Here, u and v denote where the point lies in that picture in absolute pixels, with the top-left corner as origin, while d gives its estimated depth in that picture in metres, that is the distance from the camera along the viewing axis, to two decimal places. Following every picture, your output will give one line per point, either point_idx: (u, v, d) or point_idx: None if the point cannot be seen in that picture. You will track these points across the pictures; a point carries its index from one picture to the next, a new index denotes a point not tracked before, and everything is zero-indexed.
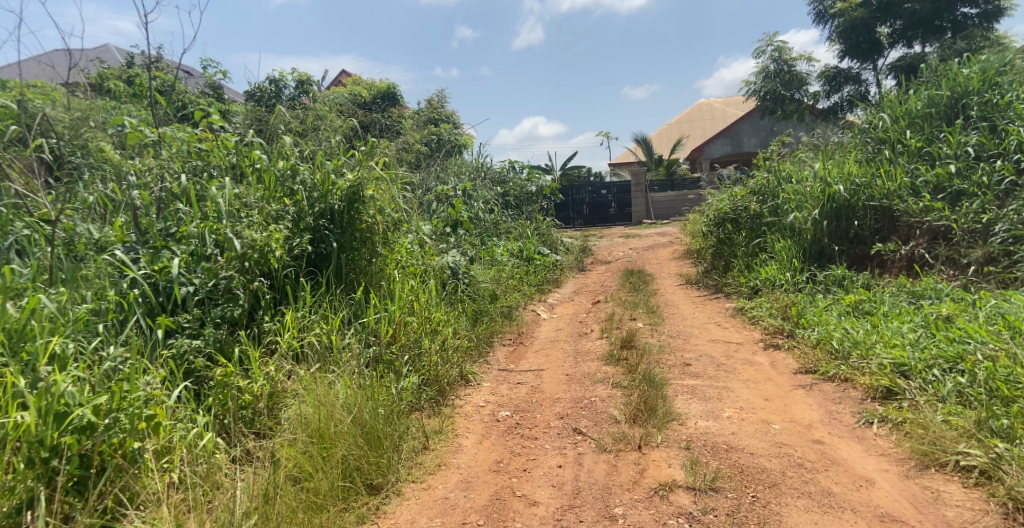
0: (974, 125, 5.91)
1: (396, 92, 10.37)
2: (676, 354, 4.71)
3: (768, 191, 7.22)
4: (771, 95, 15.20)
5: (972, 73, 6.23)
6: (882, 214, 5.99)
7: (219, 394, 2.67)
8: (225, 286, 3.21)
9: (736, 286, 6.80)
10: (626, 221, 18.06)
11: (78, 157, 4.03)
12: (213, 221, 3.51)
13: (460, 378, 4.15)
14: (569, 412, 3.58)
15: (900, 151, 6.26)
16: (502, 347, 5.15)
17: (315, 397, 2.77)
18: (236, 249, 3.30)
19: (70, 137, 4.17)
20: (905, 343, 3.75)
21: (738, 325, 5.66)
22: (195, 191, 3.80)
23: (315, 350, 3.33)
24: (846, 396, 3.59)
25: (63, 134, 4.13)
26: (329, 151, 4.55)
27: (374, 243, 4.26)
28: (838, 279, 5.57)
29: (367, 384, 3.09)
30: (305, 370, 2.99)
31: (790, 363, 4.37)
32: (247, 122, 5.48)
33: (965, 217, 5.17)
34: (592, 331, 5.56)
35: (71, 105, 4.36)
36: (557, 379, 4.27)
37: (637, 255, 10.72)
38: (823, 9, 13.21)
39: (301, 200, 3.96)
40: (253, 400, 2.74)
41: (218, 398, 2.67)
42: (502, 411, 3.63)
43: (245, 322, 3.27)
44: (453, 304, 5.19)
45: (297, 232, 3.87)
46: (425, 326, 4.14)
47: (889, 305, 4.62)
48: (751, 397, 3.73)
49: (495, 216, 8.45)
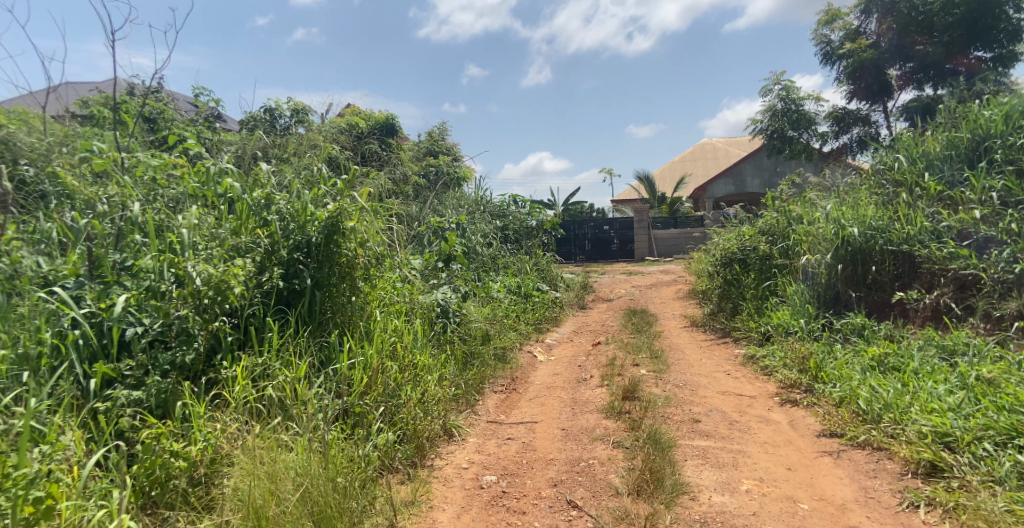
0: (999, 169, 5.54)
1: (396, 123, 10.15)
2: (685, 408, 4.26)
3: (779, 232, 6.84)
4: (778, 133, 14.99)
5: (994, 113, 5.88)
6: (902, 259, 5.58)
7: (145, 462, 2.29)
8: (179, 327, 2.83)
9: (745, 331, 6.38)
10: (629, 257, 17.72)
11: (47, 185, 3.46)
12: (174, 253, 3.11)
13: (442, 432, 3.71)
14: (565, 477, 3.14)
15: (918, 194, 5.89)
16: (493, 395, 4.69)
17: (258, 467, 2.39)
18: (193, 285, 2.91)
19: (43, 165, 3.60)
20: (945, 408, 3.32)
21: (750, 375, 5.21)
22: (157, 221, 3.35)
23: (273, 403, 2.89)
24: (882, 468, 3.16)
25: (36, 161, 3.56)
26: (309, 179, 4.18)
27: (355, 278, 3.84)
28: (857, 328, 5.15)
29: (327, 448, 2.68)
30: (256, 431, 2.60)
31: (812, 424, 3.93)
32: (228, 146, 5.15)
33: (994, 266, 4.77)
34: (591, 377, 5.10)
35: (47, 129, 3.78)
36: (551, 435, 3.82)
37: (639, 293, 10.33)
38: (830, 49, 13.09)
39: (275, 230, 3.58)
40: (189, 467, 2.37)
41: (144, 466, 2.29)
42: (487, 475, 3.19)
43: (200, 368, 2.87)
44: (441, 345, 4.79)
45: (267, 266, 3.49)
46: (406, 372, 3.72)
47: (918, 361, 4.18)
48: (771, 465, 3.28)
49: (494, 250, 8.07)
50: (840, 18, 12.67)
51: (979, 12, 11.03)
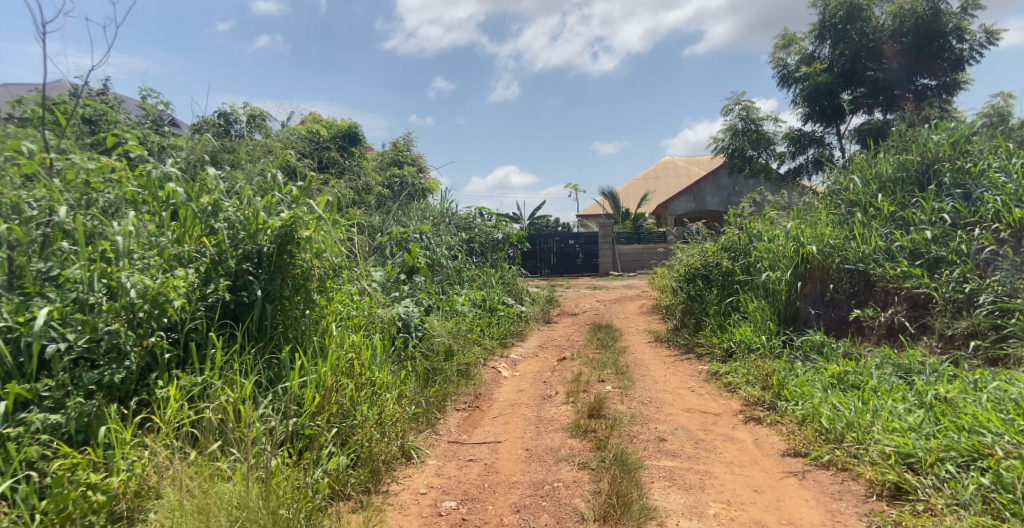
0: (948, 192, 5.66)
1: (358, 132, 9.95)
2: (650, 426, 4.19)
3: (740, 248, 6.89)
4: (738, 152, 15.29)
5: (941, 138, 6.03)
6: (858, 277, 5.67)
7: (57, 496, 2.17)
8: (108, 344, 2.67)
9: (708, 347, 6.38)
10: (594, 272, 17.78)
11: None
12: (107, 263, 2.94)
13: (400, 454, 3.55)
14: (528, 502, 3.04)
15: (873, 215, 5.99)
16: (455, 413, 4.54)
17: (186, 501, 2.27)
18: (126, 298, 2.77)
19: None
20: (907, 428, 3.33)
21: (714, 392, 5.19)
22: (89, 228, 3.14)
23: (212, 427, 2.73)
24: (847, 490, 3.13)
25: None
26: (261, 186, 3.99)
27: (309, 290, 3.66)
28: (817, 345, 5.18)
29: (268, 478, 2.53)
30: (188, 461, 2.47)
31: (776, 442, 3.90)
32: (176, 150, 4.90)
33: (946, 285, 4.86)
34: (556, 394, 5.00)
35: None
36: (514, 456, 3.70)
37: (604, 308, 10.31)
38: (787, 72, 13.42)
39: (222, 239, 3.41)
40: (107, 501, 2.26)
41: (55, 500, 2.18)
42: (446, 501, 3.06)
43: (130, 388, 2.72)
44: (402, 361, 4.63)
45: (213, 277, 3.31)
46: (363, 391, 3.57)
47: (876, 379, 4.20)
48: (738, 486, 3.24)
49: (459, 263, 7.92)
50: (796, 42, 13.03)
51: (926, 40, 11.57)
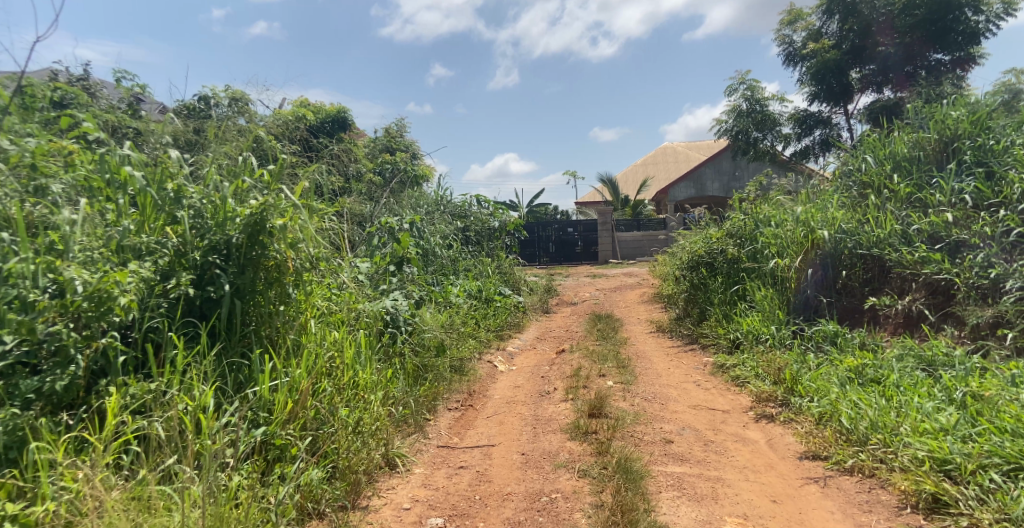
0: (969, 171, 5.34)
1: (349, 116, 9.58)
2: (654, 426, 3.89)
3: (746, 234, 6.56)
4: (742, 134, 14.89)
5: (961, 114, 5.66)
6: (872, 263, 5.36)
7: None
8: (51, 348, 2.37)
9: (714, 337, 6.09)
10: (593, 260, 17.48)
11: None
12: (52, 256, 2.61)
13: (383, 463, 3.25)
14: (523, 518, 2.76)
15: (888, 197, 5.65)
16: (446, 414, 4.24)
17: None
18: (70, 295, 2.44)
19: None
20: (940, 429, 3.03)
21: (721, 386, 4.90)
22: (34, 217, 2.80)
23: (165, 442, 2.43)
24: (877, 500, 2.84)
25: None
26: (230, 169, 3.65)
27: (284, 284, 3.32)
28: (830, 335, 4.86)
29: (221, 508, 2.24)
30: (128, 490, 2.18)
31: (791, 444, 3.60)
32: (144, 132, 4.55)
33: (969, 270, 4.54)
34: (555, 390, 4.70)
35: None
36: (509, 462, 3.40)
37: (603, 297, 10.00)
38: (793, 50, 13.03)
39: (187, 229, 3.09)
40: None
41: None
42: (432, 518, 2.78)
43: (75, 396, 2.43)
44: (389, 358, 4.32)
45: (174, 271, 3.00)
46: (342, 395, 3.26)
47: (898, 372, 3.90)
48: (754, 496, 2.94)
49: (454, 253, 7.58)
50: (803, 18, 12.63)
51: (939, 14, 11.05)
